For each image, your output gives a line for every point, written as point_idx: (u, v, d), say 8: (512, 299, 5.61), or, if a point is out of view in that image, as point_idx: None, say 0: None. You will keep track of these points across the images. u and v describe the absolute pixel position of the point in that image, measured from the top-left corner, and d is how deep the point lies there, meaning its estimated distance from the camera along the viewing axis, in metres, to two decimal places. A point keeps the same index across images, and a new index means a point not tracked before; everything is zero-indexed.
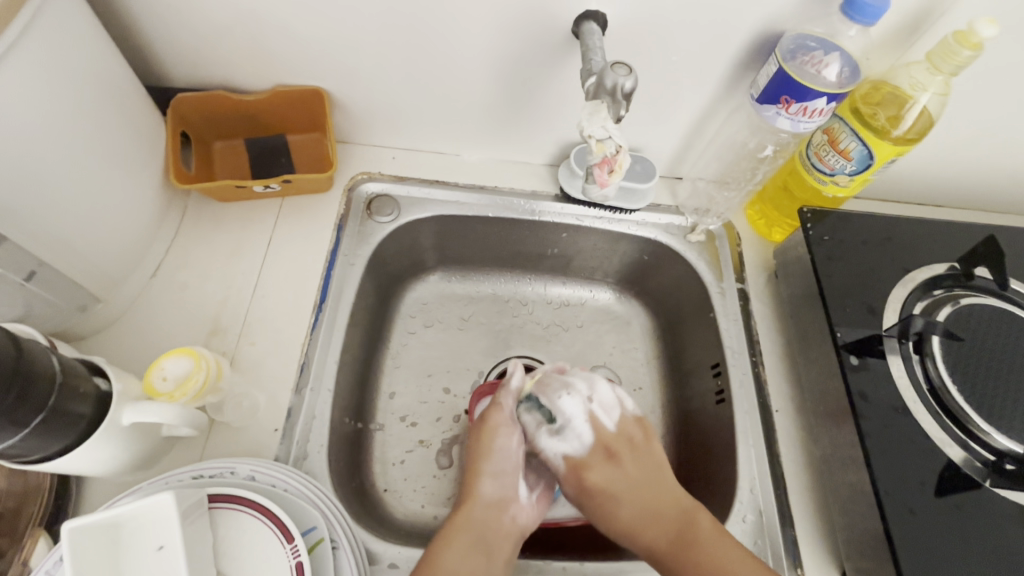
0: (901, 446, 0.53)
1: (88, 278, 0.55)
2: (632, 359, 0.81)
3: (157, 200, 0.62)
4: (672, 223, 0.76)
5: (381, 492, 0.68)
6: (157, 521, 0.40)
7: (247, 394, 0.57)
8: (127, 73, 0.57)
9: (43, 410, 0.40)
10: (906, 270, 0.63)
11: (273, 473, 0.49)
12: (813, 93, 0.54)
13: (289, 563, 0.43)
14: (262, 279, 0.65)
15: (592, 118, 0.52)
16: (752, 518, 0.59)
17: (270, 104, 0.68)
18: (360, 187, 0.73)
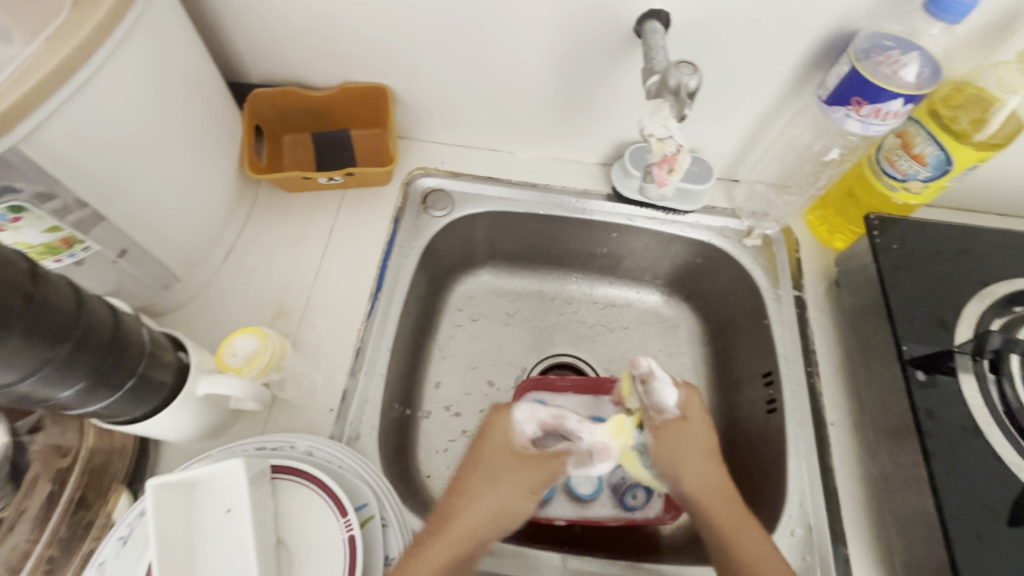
0: (971, 469, 0.50)
1: (170, 259, 0.59)
2: (678, 363, 0.80)
3: (231, 188, 0.66)
4: (727, 226, 0.74)
5: (425, 478, 0.70)
6: (227, 484, 0.43)
7: (306, 375, 0.61)
8: (212, 70, 0.61)
9: (133, 376, 0.43)
10: (984, 284, 0.60)
11: (329, 449, 0.52)
12: (888, 94, 0.52)
13: (343, 536, 0.45)
14: (323, 266, 0.68)
15: (653, 116, 0.52)
16: (801, 532, 0.57)
17: (337, 100, 0.71)
18: (417, 182, 0.76)
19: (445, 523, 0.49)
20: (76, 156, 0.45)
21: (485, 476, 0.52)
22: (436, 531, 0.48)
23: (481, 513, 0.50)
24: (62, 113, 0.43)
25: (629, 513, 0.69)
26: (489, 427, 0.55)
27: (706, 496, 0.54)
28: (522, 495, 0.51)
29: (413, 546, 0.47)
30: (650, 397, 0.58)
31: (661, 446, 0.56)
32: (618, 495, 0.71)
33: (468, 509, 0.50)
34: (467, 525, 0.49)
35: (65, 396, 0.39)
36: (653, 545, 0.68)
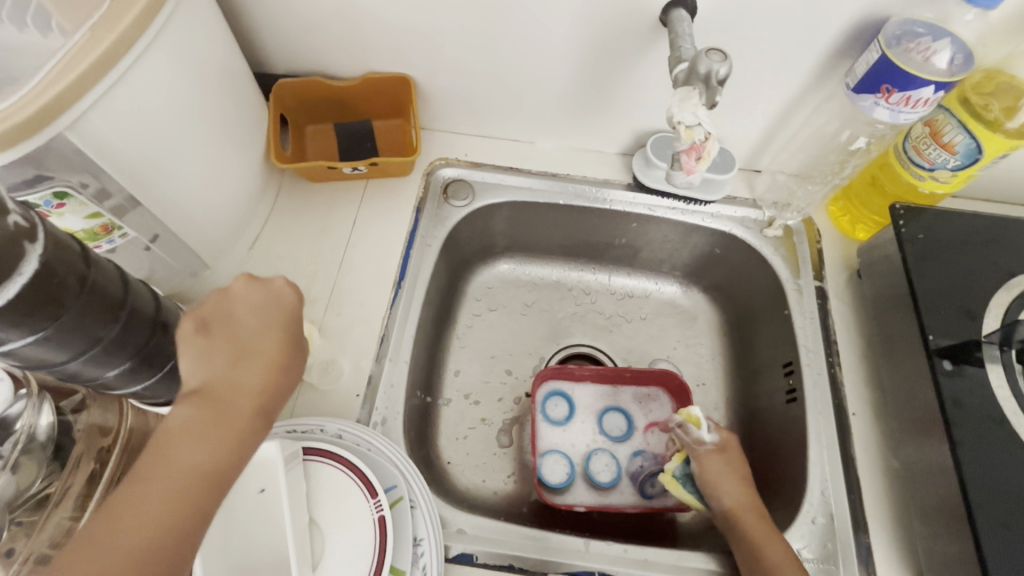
0: (998, 459, 0.50)
1: (199, 246, 0.61)
2: (696, 354, 0.80)
3: (257, 178, 0.67)
4: (747, 216, 0.74)
5: (446, 464, 0.71)
6: (260, 465, 0.44)
7: (331, 361, 0.62)
8: (240, 60, 0.62)
9: (172, 358, 0.46)
10: (1012, 274, 0.59)
11: (357, 432, 0.53)
12: (919, 81, 0.51)
13: (373, 516, 0.47)
14: (347, 255, 0.69)
15: (682, 104, 0.51)
16: (822, 521, 0.57)
17: (360, 90, 0.71)
18: (438, 172, 0.76)
19: (153, 467, 0.35)
20: (116, 143, 0.46)
21: (261, 332, 0.43)
22: (137, 480, 0.35)
23: (201, 444, 0.37)
24: (103, 102, 0.44)
25: (648, 500, 0.71)
26: (231, 295, 0.45)
27: (744, 519, 0.55)
28: (266, 372, 0.41)
29: (168, 433, 0.37)
30: (688, 433, 0.62)
31: (704, 478, 0.59)
32: (638, 482, 0.72)
33: (194, 436, 0.37)
34: (185, 469, 0.36)
35: (109, 376, 0.41)
36: (672, 532, 0.68)
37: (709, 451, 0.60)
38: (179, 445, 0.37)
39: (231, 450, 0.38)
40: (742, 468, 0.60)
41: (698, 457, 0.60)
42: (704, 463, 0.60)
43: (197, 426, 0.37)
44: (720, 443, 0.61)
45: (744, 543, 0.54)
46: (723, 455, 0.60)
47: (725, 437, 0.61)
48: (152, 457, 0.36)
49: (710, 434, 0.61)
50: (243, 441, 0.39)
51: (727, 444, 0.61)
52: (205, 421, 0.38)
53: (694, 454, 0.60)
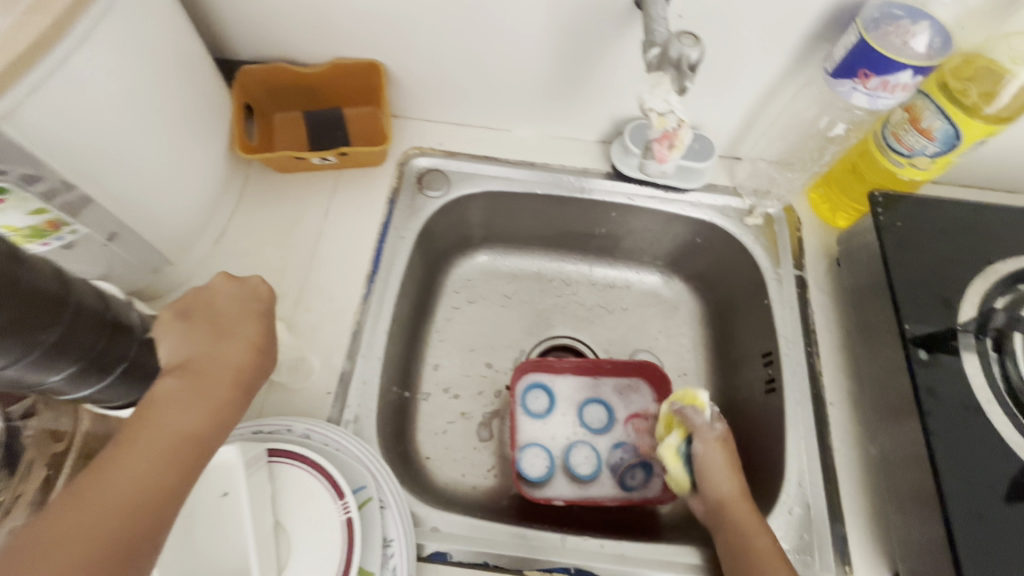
0: (971, 448, 0.50)
1: (161, 241, 0.58)
2: (678, 344, 0.80)
3: (221, 169, 0.64)
4: (728, 205, 0.73)
5: (424, 459, 0.70)
6: (221, 469, 0.43)
7: (302, 358, 0.60)
8: (197, 45, 0.59)
9: (125, 360, 0.43)
10: (989, 262, 0.59)
11: (326, 432, 0.52)
12: (897, 65, 0.50)
13: (340, 518, 0.45)
14: (318, 248, 0.67)
15: (653, 91, 0.52)
16: (799, 511, 0.57)
17: (328, 77, 0.69)
18: (412, 162, 0.74)
19: (137, 432, 0.36)
20: (61, 134, 0.44)
21: (241, 321, 0.46)
22: (121, 443, 0.35)
23: (184, 414, 0.38)
24: (40, 91, 0.41)
25: (628, 492, 0.70)
26: (211, 290, 0.47)
27: (733, 507, 0.55)
28: (244, 351, 0.44)
29: (156, 401, 0.38)
30: (689, 420, 0.61)
31: (703, 464, 0.58)
32: (618, 474, 0.72)
33: (175, 404, 0.38)
34: (165, 435, 0.36)
35: (53, 381, 0.38)
36: (653, 524, 0.68)
37: (715, 439, 0.59)
38: (167, 412, 0.37)
39: (212, 418, 0.39)
40: (735, 460, 0.59)
41: (704, 441, 0.59)
42: (708, 449, 0.59)
43: (179, 396, 0.38)
44: (722, 432, 0.60)
45: (730, 530, 0.54)
46: (725, 444, 0.59)
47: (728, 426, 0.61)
48: (136, 424, 0.36)
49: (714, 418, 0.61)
50: (225, 411, 0.40)
51: (727, 435, 0.61)
52: (191, 391, 0.39)
53: (703, 437, 0.59)
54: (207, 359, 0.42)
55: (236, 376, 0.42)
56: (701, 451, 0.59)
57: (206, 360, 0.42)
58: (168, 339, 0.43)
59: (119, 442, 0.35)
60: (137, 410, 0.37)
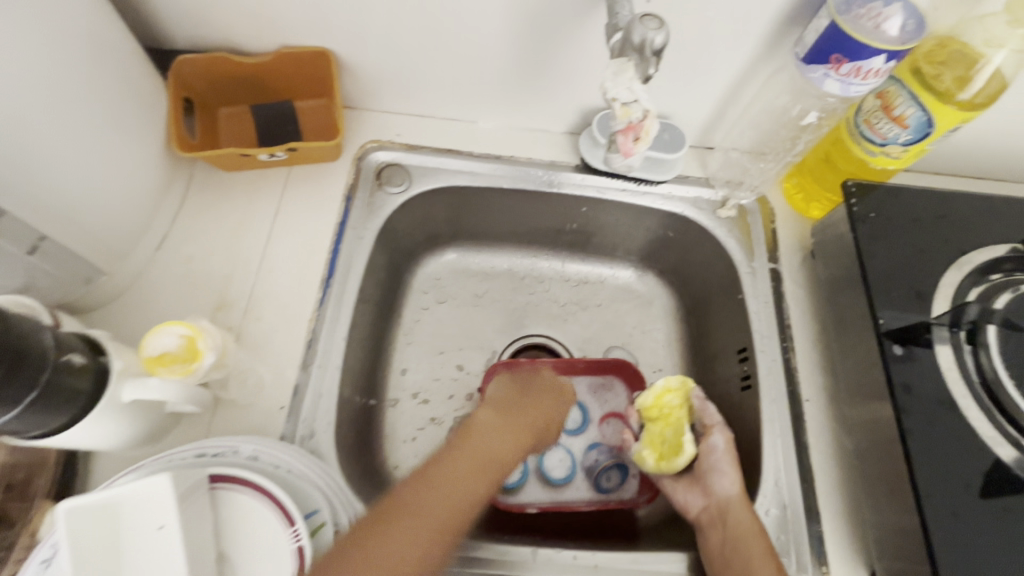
0: (945, 444, 0.49)
1: (91, 250, 0.53)
2: (653, 340, 0.77)
3: (159, 169, 0.59)
4: (701, 197, 0.71)
5: (391, 469, 0.67)
6: (152, 502, 0.38)
7: (253, 371, 0.56)
8: (123, 33, 0.54)
9: (36, 386, 0.38)
10: (961, 251, 0.57)
11: (275, 452, 0.48)
12: (870, 50, 0.48)
13: (290, 547, 0.42)
14: (270, 252, 0.63)
15: (615, 78, 0.48)
16: (776, 512, 0.55)
17: (275, 67, 0.64)
18: (370, 156, 0.70)
19: (423, 488, 0.46)
20: None
21: (466, 485, 0.47)
22: (409, 499, 0.44)
23: (449, 490, 0.46)
24: None
25: (604, 494, 0.69)
26: (476, 441, 0.51)
27: (739, 506, 0.53)
28: (449, 513, 0.45)
29: (398, 506, 0.44)
30: (705, 412, 0.60)
31: (716, 460, 0.56)
32: (593, 476, 0.70)
33: (454, 467, 0.48)
34: (440, 496, 0.45)
35: None
36: (631, 530, 0.66)
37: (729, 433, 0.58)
38: (443, 470, 0.47)
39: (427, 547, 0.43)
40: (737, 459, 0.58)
41: (726, 435, 0.58)
42: (727, 444, 0.57)
43: (453, 461, 0.49)
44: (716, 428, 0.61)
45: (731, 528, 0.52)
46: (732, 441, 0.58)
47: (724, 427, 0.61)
48: (426, 480, 0.46)
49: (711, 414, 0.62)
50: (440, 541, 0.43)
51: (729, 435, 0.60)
52: (426, 508, 0.44)
53: (725, 431, 0.58)
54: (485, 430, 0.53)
55: (469, 497, 0.47)
56: (723, 446, 0.57)
57: (477, 427, 0.53)
58: (421, 497, 0.45)
59: (410, 497, 0.44)
60: (428, 466, 0.48)
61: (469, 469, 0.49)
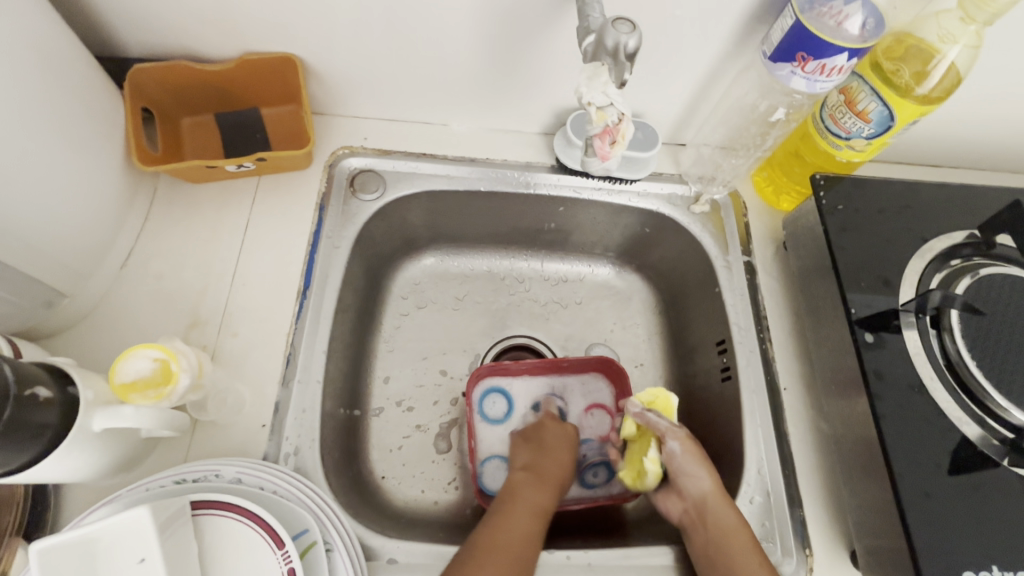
0: (915, 425, 0.51)
1: (50, 274, 0.51)
2: (633, 335, 0.78)
3: (121, 184, 0.57)
4: (675, 193, 0.72)
5: (379, 479, 0.66)
6: (132, 534, 0.37)
7: (231, 389, 0.55)
8: (72, 43, 0.51)
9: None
10: (923, 239, 0.60)
11: (259, 473, 0.47)
12: (833, 48, 0.49)
13: (281, 569, 0.41)
14: (242, 265, 0.61)
15: (591, 83, 0.47)
16: (760, 500, 0.57)
17: (238, 74, 0.62)
18: (342, 163, 0.68)
19: (491, 542, 0.50)
20: None
21: (523, 511, 0.54)
22: (484, 555, 0.49)
23: (515, 535, 0.51)
24: None
25: (590, 491, 0.69)
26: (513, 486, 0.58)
27: (715, 503, 0.54)
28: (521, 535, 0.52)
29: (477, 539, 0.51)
30: (656, 422, 0.59)
31: (680, 464, 0.57)
32: (580, 472, 0.70)
33: (511, 519, 0.53)
34: (509, 544, 0.50)
35: None
36: (621, 525, 0.66)
37: (685, 436, 0.58)
38: (503, 525, 0.52)
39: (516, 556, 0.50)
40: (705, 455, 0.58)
41: (679, 441, 0.58)
42: (685, 446, 0.58)
43: (506, 514, 0.54)
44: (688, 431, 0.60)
45: (711, 527, 0.53)
46: (694, 441, 0.59)
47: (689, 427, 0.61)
48: (488, 536, 0.51)
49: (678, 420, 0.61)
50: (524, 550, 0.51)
51: (692, 434, 0.61)
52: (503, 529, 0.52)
53: (676, 437, 0.58)
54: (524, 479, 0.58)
55: (532, 523, 0.53)
56: (680, 450, 0.57)
57: (517, 481, 0.58)
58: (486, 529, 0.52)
59: (484, 554, 0.49)
60: (485, 525, 0.52)
61: (527, 513, 0.54)
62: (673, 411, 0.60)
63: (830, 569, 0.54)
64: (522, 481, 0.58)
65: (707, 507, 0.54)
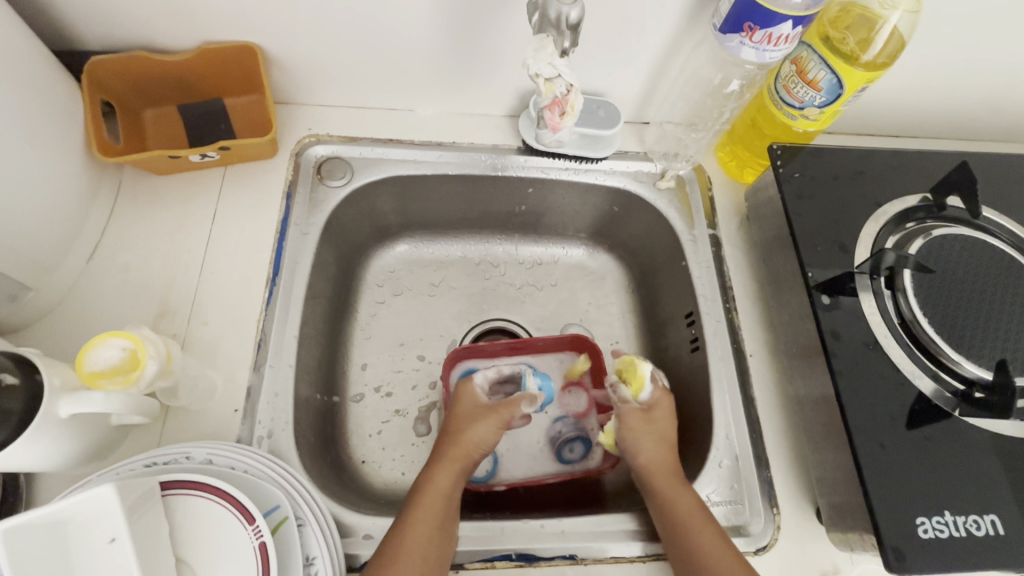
0: (872, 381, 0.53)
1: (15, 268, 0.51)
2: (607, 314, 0.79)
3: (83, 177, 0.57)
4: (641, 170, 0.73)
5: (359, 463, 0.66)
6: (101, 515, 0.38)
7: (202, 376, 0.55)
8: (26, 35, 0.51)
9: None
10: (878, 204, 0.61)
11: (231, 454, 0.48)
12: (778, 17, 0.50)
13: (253, 544, 0.42)
14: (210, 255, 0.61)
15: (538, 54, 0.51)
16: (728, 463, 0.59)
17: (198, 65, 0.62)
18: (308, 151, 0.69)
19: (423, 491, 0.53)
20: None
21: (432, 500, 0.52)
22: (414, 503, 0.51)
23: (445, 485, 0.54)
24: None
25: (568, 466, 0.70)
26: (430, 474, 0.54)
27: (666, 477, 0.55)
28: (433, 524, 0.50)
29: (396, 527, 0.50)
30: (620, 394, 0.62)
31: (624, 442, 0.59)
32: (556, 446, 0.70)
33: (446, 467, 0.55)
34: (438, 490, 0.53)
35: None
36: (597, 494, 0.67)
37: (635, 409, 0.60)
38: (436, 473, 0.54)
39: (428, 545, 0.48)
40: (667, 431, 0.59)
41: (622, 417, 0.60)
42: (628, 421, 0.59)
43: (442, 463, 0.55)
44: (651, 403, 0.60)
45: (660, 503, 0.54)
46: (650, 414, 0.60)
47: (657, 397, 0.60)
48: (422, 486, 0.53)
49: (645, 393, 0.60)
50: (438, 540, 0.49)
51: (657, 406, 0.60)
52: (419, 516, 0.50)
53: (620, 413, 0.60)
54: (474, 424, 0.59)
55: (443, 514, 0.51)
56: (620, 426, 0.60)
57: (467, 424, 0.58)
58: (405, 516, 0.50)
59: (414, 502, 0.52)
60: (408, 500, 0.52)
61: (458, 464, 0.56)
62: (633, 385, 0.60)
63: (797, 526, 0.55)
64: (474, 428, 0.58)
65: (658, 482, 0.55)
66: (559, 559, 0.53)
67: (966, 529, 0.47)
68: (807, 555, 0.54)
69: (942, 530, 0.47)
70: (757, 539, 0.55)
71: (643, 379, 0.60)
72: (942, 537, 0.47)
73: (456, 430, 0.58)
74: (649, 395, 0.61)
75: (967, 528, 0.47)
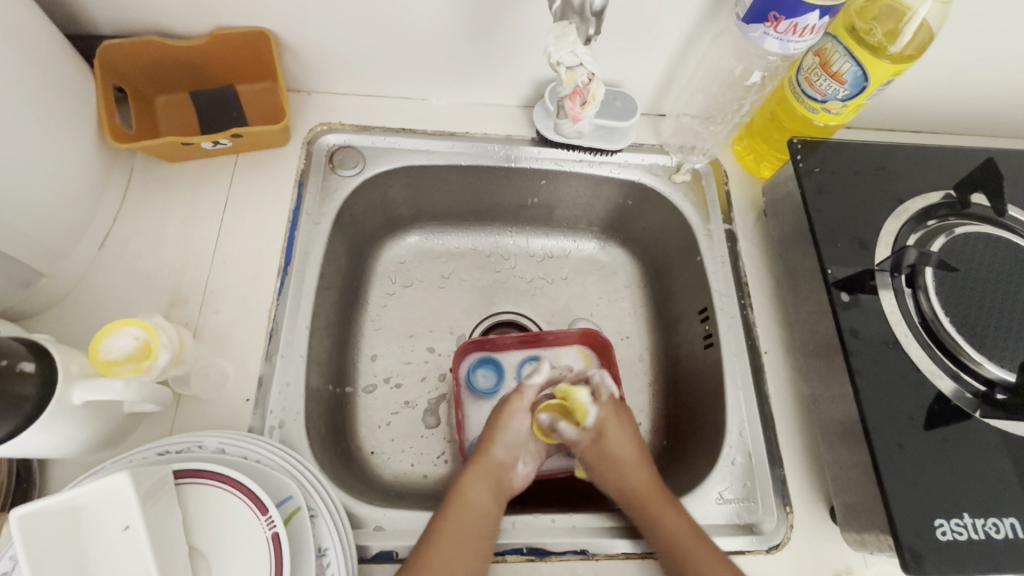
0: (890, 380, 0.52)
1: (27, 254, 0.50)
2: (618, 309, 0.79)
3: (95, 163, 0.56)
4: (656, 163, 0.72)
5: (368, 454, 0.66)
6: (114, 502, 0.37)
7: (214, 365, 0.55)
8: (36, 17, 0.50)
9: None
10: (900, 200, 0.60)
11: (244, 444, 0.48)
12: (804, 7, 0.49)
13: (266, 534, 0.42)
14: (221, 244, 0.61)
15: (559, 42, 0.50)
16: (741, 461, 0.58)
17: (211, 51, 0.61)
18: (320, 140, 0.68)
19: (448, 507, 0.54)
20: None
21: (458, 516, 0.53)
22: (440, 518, 0.52)
23: (477, 502, 0.55)
24: None
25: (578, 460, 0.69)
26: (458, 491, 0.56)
27: (656, 495, 0.56)
28: (465, 540, 0.51)
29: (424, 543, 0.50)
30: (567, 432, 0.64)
31: (593, 471, 0.62)
32: (564, 440, 0.70)
33: (478, 482, 0.57)
34: (470, 505, 0.54)
35: None
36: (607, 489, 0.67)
37: (587, 443, 0.62)
38: (466, 488, 0.56)
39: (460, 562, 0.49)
40: (623, 449, 0.61)
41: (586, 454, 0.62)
42: (590, 455, 0.62)
43: (468, 480, 0.57)
44: (599, 427, 0.62)
45: (644, 518, 0.54)
46: (602, 442, 0.61)
47: (602, 417, 0.62)
48: (451, 499, 0.55)
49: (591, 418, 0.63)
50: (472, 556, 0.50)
51: (604, 426, 0.62)
52: (444, 531, 0.51)
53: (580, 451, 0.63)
54: (517, 424, 0.62)
55: (474, 531, 0.52)
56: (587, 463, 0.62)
57: (509, 429, 0.62)
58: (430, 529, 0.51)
59: (442, 516, 0.53)
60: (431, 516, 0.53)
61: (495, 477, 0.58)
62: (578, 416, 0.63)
63: (810, 525, 0.55)
64: (514, 433, 0.62)
65: (636, 501, 0.56)
66: (571, 554, 0.53)
67: (984, 531, 0.47)
68: (821, 555, 0.54)
69: (960, 532, 0.47)
70: (769, 538, 0.54)
71: (585, 405, 0.63)
72: (960, 539, 0.46)
73: (498, 429, 0.61)
74: (594, 416, 0.63)
75: (986, 531, 0.47)
